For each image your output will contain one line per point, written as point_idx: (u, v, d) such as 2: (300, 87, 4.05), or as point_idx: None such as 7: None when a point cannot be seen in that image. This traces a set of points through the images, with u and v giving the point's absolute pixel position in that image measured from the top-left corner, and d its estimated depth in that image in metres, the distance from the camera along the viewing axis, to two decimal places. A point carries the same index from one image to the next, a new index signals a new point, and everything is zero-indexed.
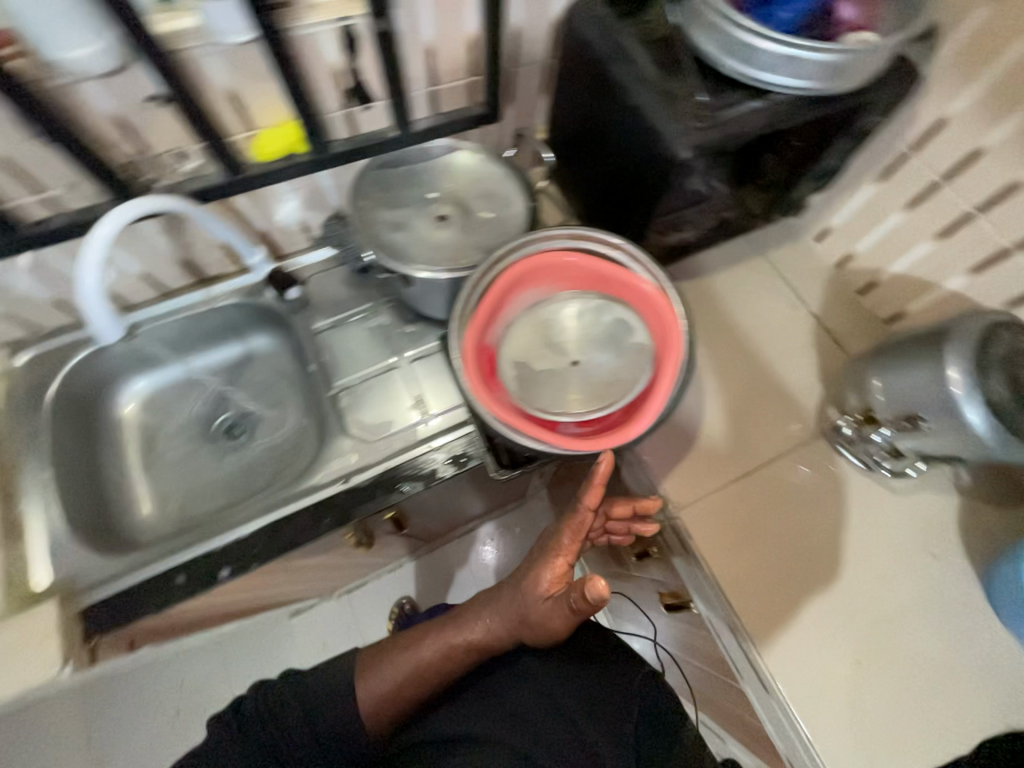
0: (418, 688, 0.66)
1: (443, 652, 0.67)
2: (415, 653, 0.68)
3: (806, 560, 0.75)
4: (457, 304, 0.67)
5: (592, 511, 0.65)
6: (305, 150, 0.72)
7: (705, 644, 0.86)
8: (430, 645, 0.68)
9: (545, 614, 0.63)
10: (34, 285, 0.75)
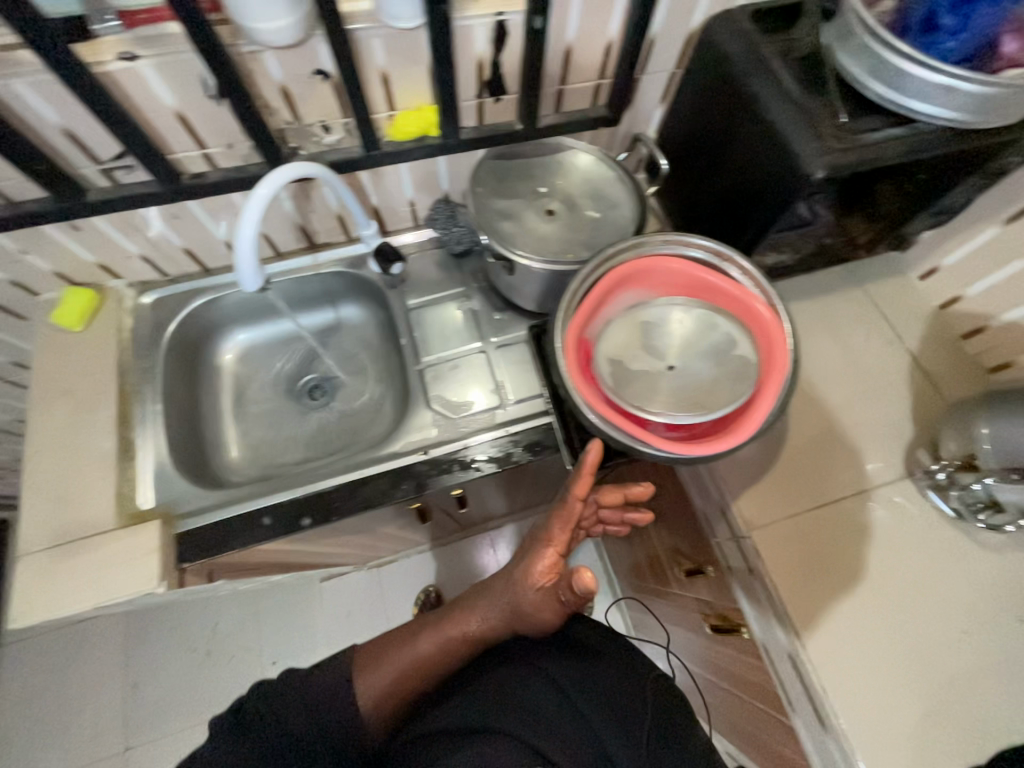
0: (416, 681, 0.69)
1: (439, 648, 0.70)
2: (413, 647, 0.70)
3: (881, 605, 0.73)
4: (565, 295, 0.68)
5: (581, 501, 0.64)
6: (436, 133, 0.75)
7: (753, 672, 0.85)
8: (427, 639, 0.70)
9: (537, 607, 0.66)
10: (173, 233, 0.82)
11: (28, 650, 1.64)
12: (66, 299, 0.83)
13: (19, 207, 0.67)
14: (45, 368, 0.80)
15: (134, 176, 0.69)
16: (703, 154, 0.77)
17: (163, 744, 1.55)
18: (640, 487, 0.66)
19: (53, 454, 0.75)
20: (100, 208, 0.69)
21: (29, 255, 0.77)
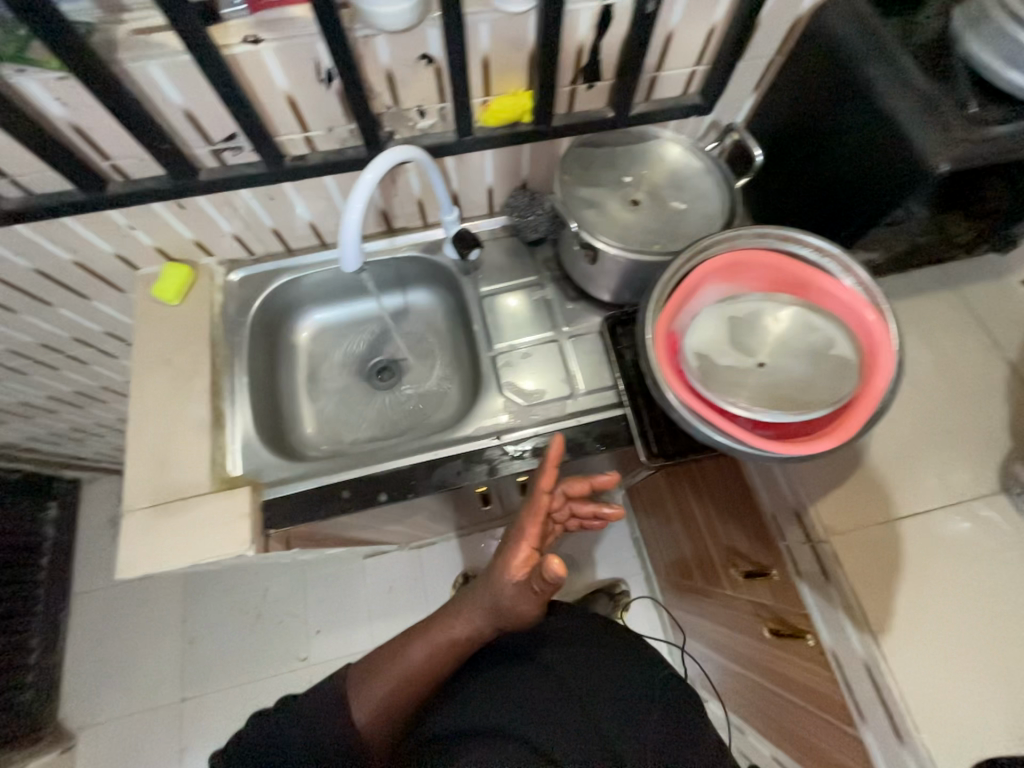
0: (409, 691, 0.71)
1: (430, 657, 0.72)
2: (405, 659, 0.72)
3: (972, 622, 0.70)
4: (656, 285, 0.68)
5: (548, 492, 0.69)
6: (528, 119, 0.75)
7: (814, 679, 0.84)
8: (416, 648, 0.72)
9: (516, 598, 0.68)
10: (265, 213, 0.85)
11: (97, 602, 1.77)
12: (165, 273, 0.87)
13: (138, 185, 0.71)
14: (147, 338, 0.85)
15: (241, 157, 0.72)
16: (802, 146, 0.74)
17: (215, 699, 1.64)
18: (606, 477, 0.66)
19: (154, 419, 0.80)
20: (209, 188, 0.72)
21: (136, 230, 0.82)
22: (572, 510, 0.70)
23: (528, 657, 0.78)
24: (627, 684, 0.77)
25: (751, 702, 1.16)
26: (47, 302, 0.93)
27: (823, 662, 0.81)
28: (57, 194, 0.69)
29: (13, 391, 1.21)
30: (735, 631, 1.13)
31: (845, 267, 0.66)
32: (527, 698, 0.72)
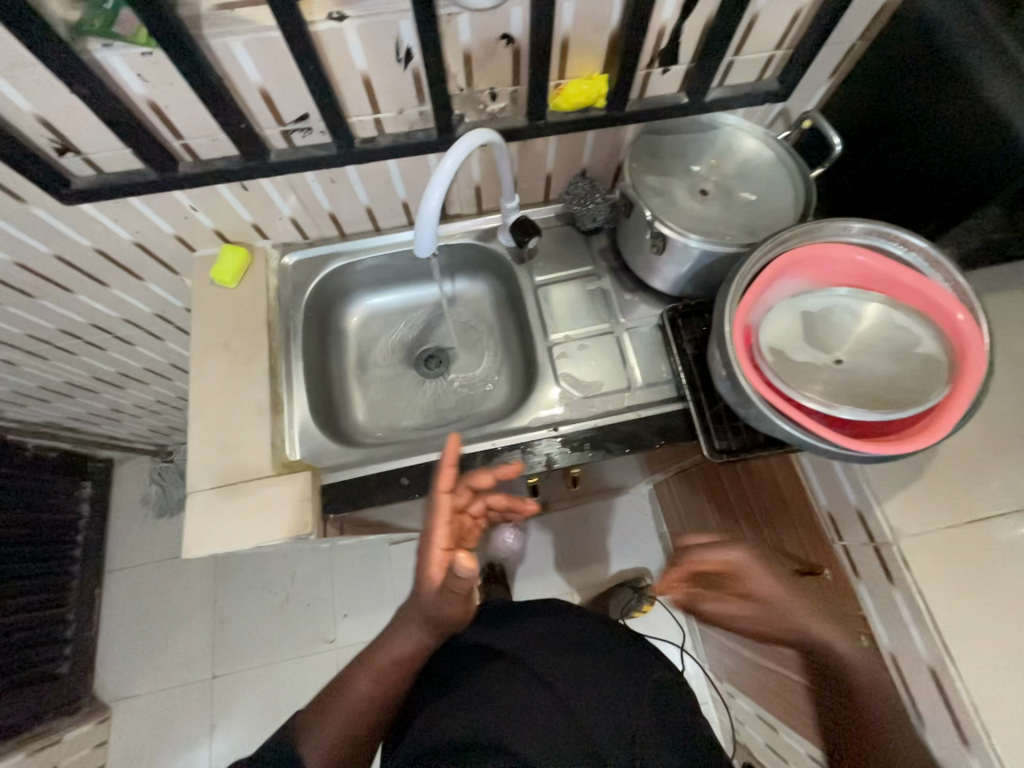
0: (358, 728, 0.66)
1: (372, 689, 0.68)
2: (348, 693, 0.68)
3: None
4: (733, 278, 0.66)
5: (449, 494, 0.68)
6: (600, 104, 0.73)
7: None
8: (358, 681, 0.68)
9: (440, 600, 0.67)
10: (325, 197, 0.84)
11: (129, 580, 1.80)
12: (223, 255, 0.87)
13: (208, 166, 0.70)
14: (206, 321, 0.86)
15: (311, 138, 0.71)
16: (885, 137, 0.72)
17: (245, 677, 1.67)
18: (508, 466, 0.72)
19: (215, 401, 0.81)
20: (277, 169, 0.71)
21: (197, 212, 0.81)
22: (487, 504, 0.72)
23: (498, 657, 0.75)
24: (602, 670, 0.76)
25: (777, 700, 1.15)
26: (102, 282, 0.93)
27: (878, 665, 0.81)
28: (130, 174, 0.69)
29: (60, 370, 1.22)
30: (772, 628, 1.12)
31: (942, 270, 0.64)
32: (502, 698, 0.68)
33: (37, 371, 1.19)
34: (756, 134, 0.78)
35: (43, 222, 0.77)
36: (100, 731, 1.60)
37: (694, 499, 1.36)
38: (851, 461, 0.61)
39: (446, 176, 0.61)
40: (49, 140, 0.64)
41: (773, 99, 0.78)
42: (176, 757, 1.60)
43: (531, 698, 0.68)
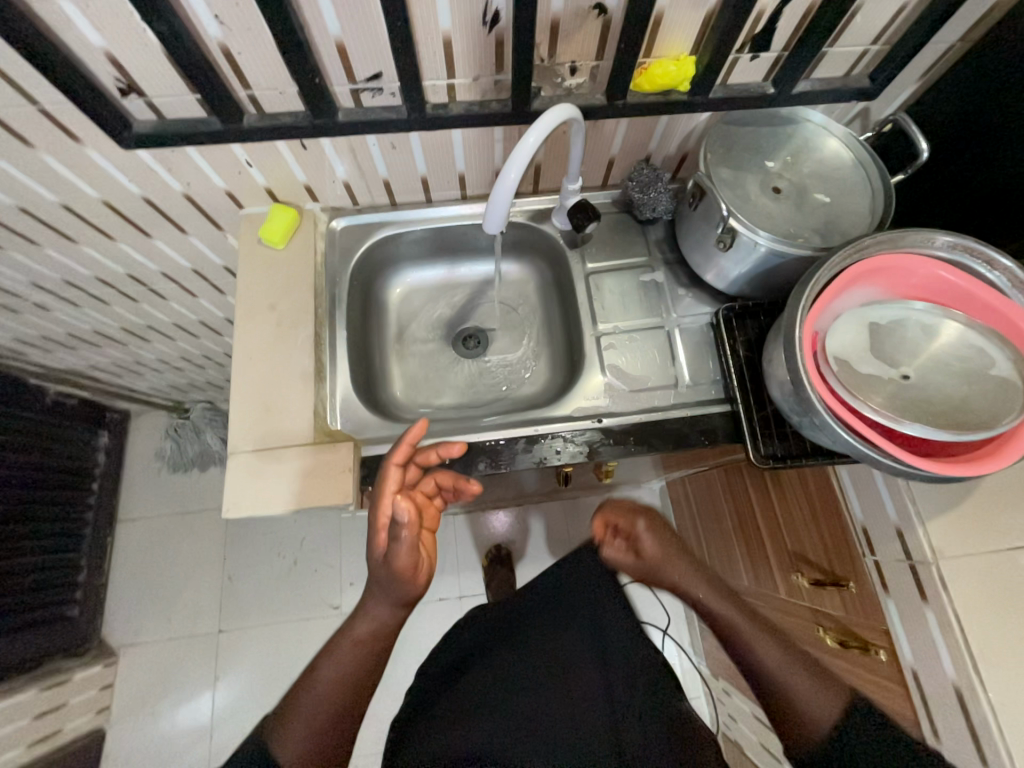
0: (335, 714, 0.64)
1: (348, 673, 0.66)
2: (316, 677, 0.66)
3: None
4: (808, 282, 0.64)
5: (398, 467, 0.71)
6: (684, 88, 0.70)
7: (881, 694, 0.85)
8: (328, 665, 0.66)
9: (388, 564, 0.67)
10: (382, 162, 0.82)
11: (140, 532, 1.82)
12: (273, 215, 0.85)
13: (273, 120, 0.68)
14: (252, 282, 0.84)
15: (379, 99, 0.68)
16: (977, 147, 0.69)
17: (249, 635, 1.70)
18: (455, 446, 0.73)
19: (255, 365, 0.79)
20: (344, 129, 0.69)
21: (252, 168, 0.79)
22: (437, 483, 0.74)
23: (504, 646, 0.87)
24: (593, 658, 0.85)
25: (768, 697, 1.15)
26: (146, 232, 0.91)
27: (895, 680, 0.82)
28: (193, 123, 0.67)
29: (88, 318, 1.21)
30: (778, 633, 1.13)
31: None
32: (507, 676, 0.82)
33: (67, 317, 1.18)
34: (838, 134, 0.75)
35: (97, 164, 0.74)
36: (107, 674, 1.64)
37: (711, 501, 1.36)
38: (910, 476, 0.60)
39: (531, 148, 0.59)
40: (115, 78, 0.62)
41: (860, 97, 0.75)
42: (180, 705, 1.64)
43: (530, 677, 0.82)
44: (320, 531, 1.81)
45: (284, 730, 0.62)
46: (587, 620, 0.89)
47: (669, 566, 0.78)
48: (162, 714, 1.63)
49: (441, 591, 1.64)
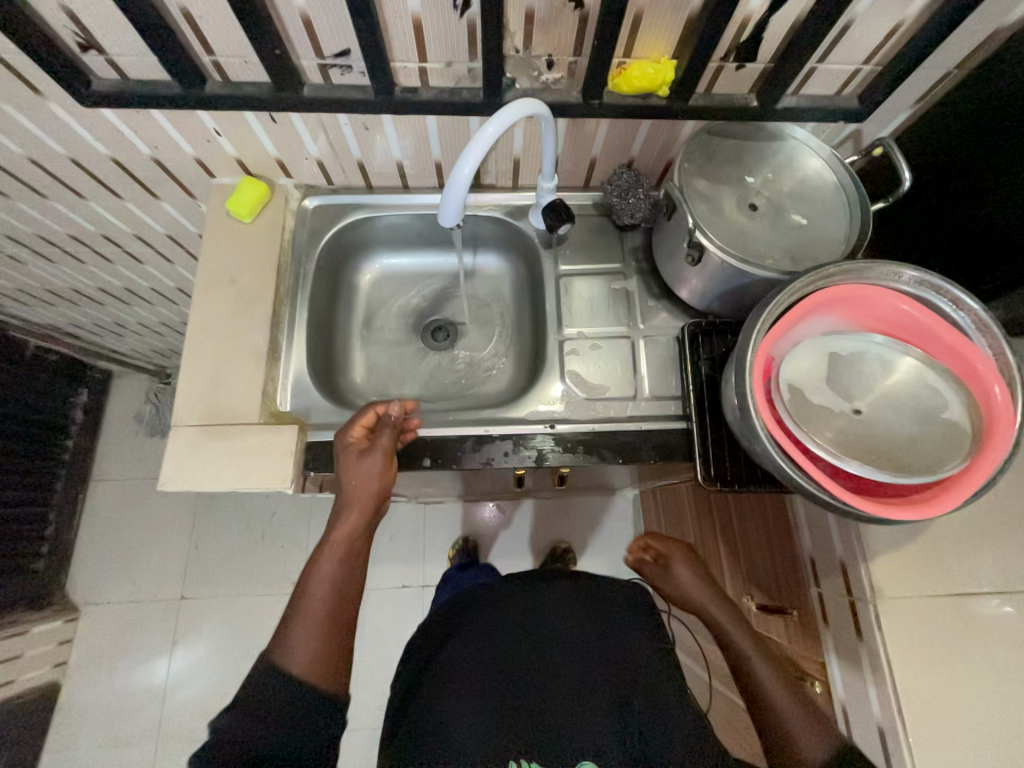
0: (336, 625, 0.64)
1: (338, 580, 0.66)
2: (307, 600, 0.65)
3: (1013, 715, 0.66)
4: (766, 307, 0.63)
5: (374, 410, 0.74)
6: (663, 93, 0.67)
7: None
8: (315, 587, 0.65)
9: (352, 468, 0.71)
10: (355, 143, 0.80)
11: (113, 492, 1.83)
12: (242, 188, 0.83)
13: (238, 89, 0.66)
14: (217, 254, 0.83)
15: (349, 78, 0.66)
16: (959, 181, 0.66)
17: (211, 603, 1.71)
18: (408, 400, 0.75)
19: (210, 340, 0.78)
20: (311, 105, 0.67)
21: (221, 137, 0.77)
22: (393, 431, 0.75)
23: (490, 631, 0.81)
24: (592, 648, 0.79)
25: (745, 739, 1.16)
26: (117, 193, 0.89)
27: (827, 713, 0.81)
28: (155, 86, 0.65)
29: (66, 275, 1.20)
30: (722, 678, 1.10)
31: (989, 337, 0.61)
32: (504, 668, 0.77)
33: (43, 272, 1.17)
34: (822, 155, 0.72)
35: (62, 121, 0.73)
36: (67, 629, 1.65)
37: (676, 517, 1.35)
38: (847, 516, 0.59)
39: (490, 139, 0.58)
40: (73, 32, 0.60)
41: (848, 118, 0.73)
42: (137, 666, 1.65)
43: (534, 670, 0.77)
44: (290, 506, 1.81)
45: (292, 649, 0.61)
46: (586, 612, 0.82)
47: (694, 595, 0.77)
48: (119, 672, 1.65)
49: (404, 577, 1.64)
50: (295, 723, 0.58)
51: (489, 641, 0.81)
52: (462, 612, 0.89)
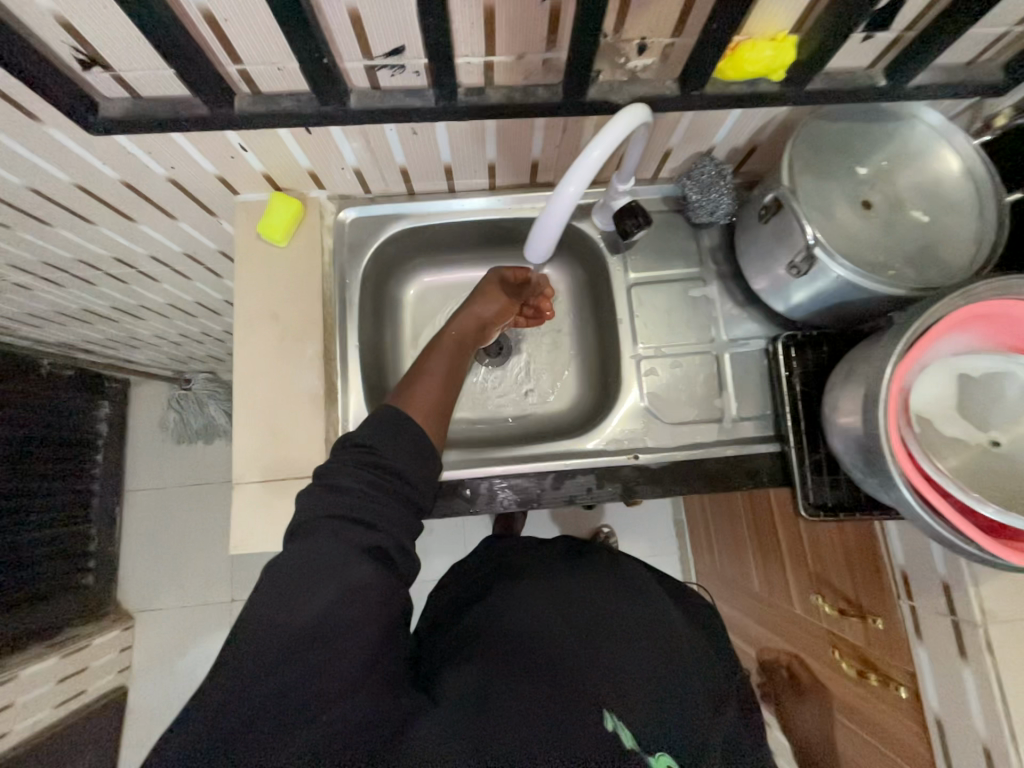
0: (443, 393, 0.72)
1: (448, 362, 0.76)
2: (425, 365, 0.74)
3: None
4: (906, 332, 0.55)
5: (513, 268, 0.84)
6: (777, 76, 0.56)
7: (892, 721, 0.86)
8: (433, 360, 0.75)
9: (482, 298, 0.80)
10: (400, 148, 0.69)
11: (148, 501, 1.79)
12: (273, 207, 0.74)
13: (273, 103, 0.56)
14: (253, 286, 0.75)
15: (400, 79, 0.56)
16: None
17: None
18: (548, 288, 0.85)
19: (263, 386, 0.72)
20: (359, 117, 0.57)
21: (247, 152, 0.67)
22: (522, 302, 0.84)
23: (556, 586, 0.73)
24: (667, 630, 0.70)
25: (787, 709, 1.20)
26: (129, 216, 0.79)
27: (910, 718, 0.82)
28: (175, 107, 0.55)
29: (77, 297, 1.11)
30: (785, 641, 1.16)
31: None
32: (577, 612, 0.67)
33: (51, 294, 1.07)
34: (961, 148, 0.61)
35: (63, 146, 0.62)
36: (125, 637, 1.65)
37: (729, 507, 1.33)
38: (975, 561, 0.54)
39: (601, 154, 0.48)
40: (71, 48, 0.49)
41: (985, 93, 0.62)
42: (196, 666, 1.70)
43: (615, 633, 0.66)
44: None
45: (414, 396, 0.70)
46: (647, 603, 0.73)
47: (807, 724, 1.12)
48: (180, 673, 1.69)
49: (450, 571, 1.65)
50: (414, 465, 0.63)
51: (571, 594, 0.71)
52: (534, 562, 0.81)
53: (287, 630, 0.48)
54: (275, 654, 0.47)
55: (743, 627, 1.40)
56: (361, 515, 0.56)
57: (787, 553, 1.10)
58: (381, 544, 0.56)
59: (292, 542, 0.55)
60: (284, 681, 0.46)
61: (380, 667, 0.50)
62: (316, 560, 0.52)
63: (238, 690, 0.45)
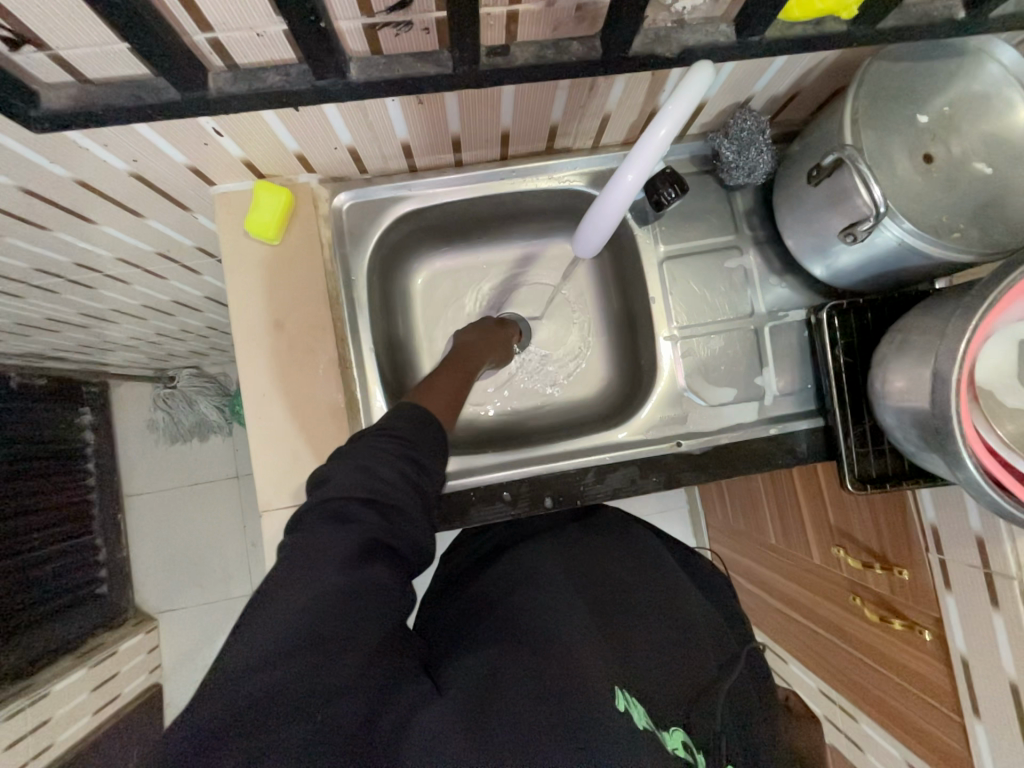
0: (454, 394, 0.65)
1: (458, 375, 0.67)
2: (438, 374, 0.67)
3: None
4: (1002, 283, 0.49)
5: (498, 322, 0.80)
6: (846, 16, 0.49)
7: (909, 657, 0.84)
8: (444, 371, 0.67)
9: (484, 347, 0.74)
10: (402, 121, 0.60)
11: (151, 506, 1.70)
12: (259, 201, 0.65)
13: (256, 79, 0.46)
14: (250, 292, 0.67)
15: (408, 38, 0.46)
16: None
17: None
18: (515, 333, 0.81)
19: (277, 404, 0.66)
20: (360, 91, 0.47)
21: (223, 138, 0.57)
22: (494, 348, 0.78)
23: (577, 566, 0.68)
24: (698, 597, 0.69)
25: (801, 644, 1.18)
26: (91, 220, 0.68)
27: (924, 657, 0.81)
28: (136, 92, 0.45)
29: (37, 306, 0.98)
30: (800, 587, 1.14)
31: None
32: (598, 595, 0.63)
33: (9, 306, 0.95)
34: None
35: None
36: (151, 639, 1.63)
37: None
38: None
39: (661, 129, 0.48)
40: None
41: None
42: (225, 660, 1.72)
43: (648, 612, 0.62)
44: None
45: (429, 389, 0.64)
46: (668, 584, 0.69)
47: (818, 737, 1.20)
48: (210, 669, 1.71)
49: None
50: (438, 456, 0.56)
51: (589, 570, 0.68)
52: (545, 535, 0.76)
53: (279, 617, 0.42)
54: (270, 642, 0.40)
55: (749, 571, 1.40)
56: (390, 503, 0.50)
57: (800, 503, 1.09)
58: (403, 546, 0.49)
59: (297, 525, 0.48)
60: (271, 676, 0.39)
61: (380, 663, 0.43)
62: (323, 550, 0.45)
63: (224, 684, 0.39)
